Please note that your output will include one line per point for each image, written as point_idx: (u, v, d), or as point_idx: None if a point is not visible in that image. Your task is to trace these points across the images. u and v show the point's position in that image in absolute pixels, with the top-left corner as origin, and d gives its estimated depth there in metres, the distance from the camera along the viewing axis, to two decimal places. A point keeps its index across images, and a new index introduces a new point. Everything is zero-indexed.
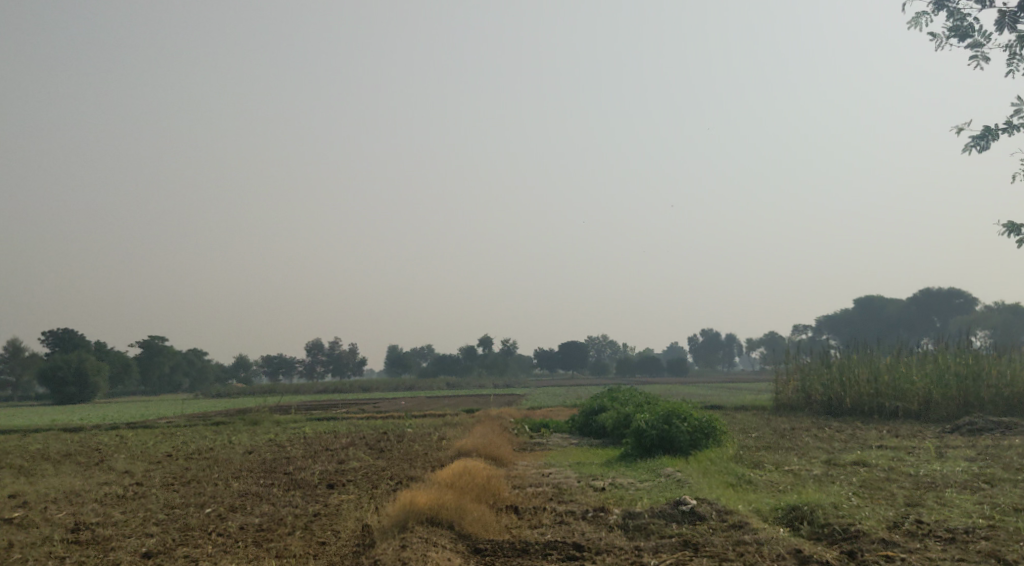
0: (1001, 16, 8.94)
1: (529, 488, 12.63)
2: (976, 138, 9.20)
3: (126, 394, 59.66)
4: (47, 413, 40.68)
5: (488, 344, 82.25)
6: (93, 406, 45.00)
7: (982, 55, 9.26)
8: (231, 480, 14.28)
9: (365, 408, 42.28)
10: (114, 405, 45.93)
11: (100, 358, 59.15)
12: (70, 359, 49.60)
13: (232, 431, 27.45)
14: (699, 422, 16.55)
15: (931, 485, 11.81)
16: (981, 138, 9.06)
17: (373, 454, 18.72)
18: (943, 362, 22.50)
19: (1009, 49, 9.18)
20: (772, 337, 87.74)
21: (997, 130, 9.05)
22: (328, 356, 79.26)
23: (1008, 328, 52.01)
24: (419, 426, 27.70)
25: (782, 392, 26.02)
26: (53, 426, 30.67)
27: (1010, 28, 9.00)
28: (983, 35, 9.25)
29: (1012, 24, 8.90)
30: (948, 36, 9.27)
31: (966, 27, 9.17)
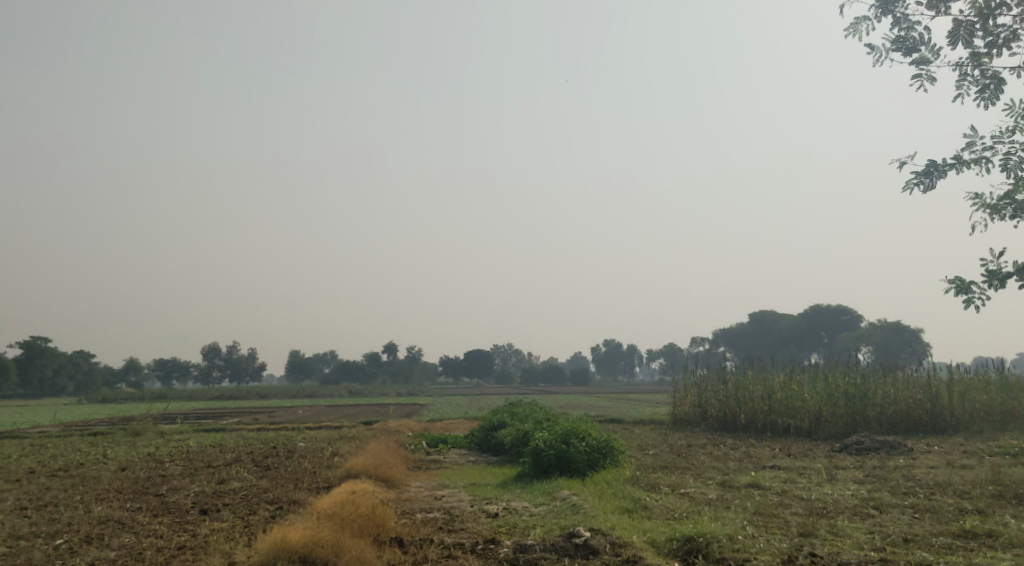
0: (955, 27, 8.91)
1: (418, 514, 11.97)
2: (919, 174, 9.09)
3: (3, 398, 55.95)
4: None
5: (393, 351, 81.02)
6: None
7: (927, 74, 9.19)
8: (94, 504, 13.13)
9: (260, 418, 40.59)
10: None
11: None
12: None
13: (110, 444, 25.68)
14: (597, 441, 16.27)
15: (824, 512, 11.72)
16: (926, 174, 8.95)
17: (258, 472, 17.71)
18: (833, 381, 22.89)
19: (958, 72, 9.17)
20: (671, 349, 89.19)
21: (942, 166, 8.94)
22: (225, 360, 76.48)
23: (890, 346, 54.07)
24: (311, 439, 26.59)
25: (679, 406, 26.09)
26: None
27: (961, 43, 9.00)
28: (931, 51, 9.16)
29: (964, 37, 8.88)
30: (893, 50, 9.16)
31: (912, 41, 9.07)
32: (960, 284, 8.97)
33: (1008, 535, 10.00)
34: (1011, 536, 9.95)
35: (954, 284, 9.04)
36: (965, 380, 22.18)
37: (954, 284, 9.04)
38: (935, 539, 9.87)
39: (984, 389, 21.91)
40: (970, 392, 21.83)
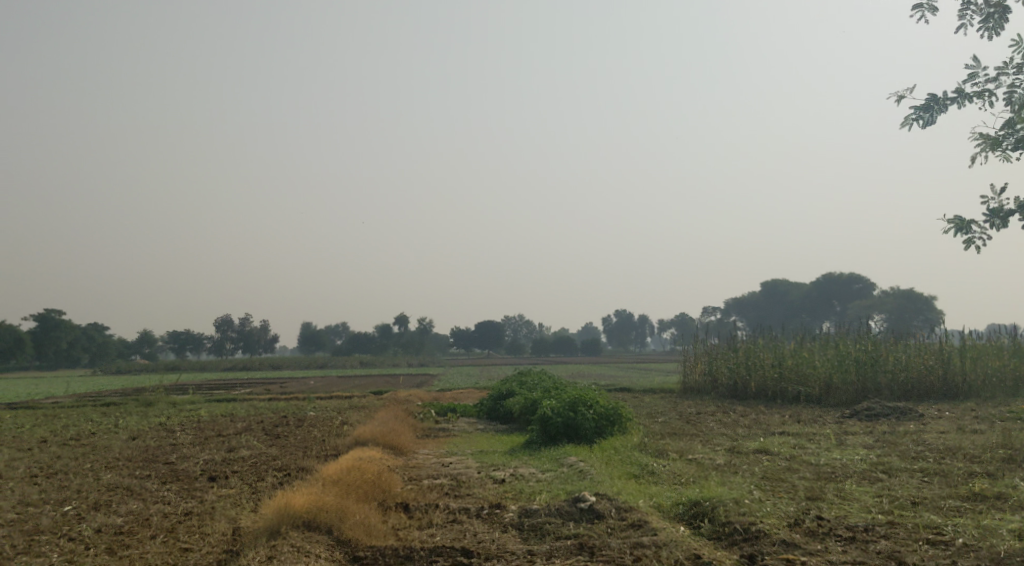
0: None
1: (424, 481, 11.97)
2: (918, 109, 8.90)
3: (19, 370, 56.35)
4: None
5: (404, 323, 81.20)
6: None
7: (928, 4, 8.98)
8: (104, 472, 13.23)
9: (272, 389, 40.77)
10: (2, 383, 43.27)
11: None
12: None
13: (123, 414, 25.87)
14: (605, 409, 16.25)
15: (832, 476, 11.67)
16: (925, 110, 8.77)
17: (267, 441, 17.78)
18: (844, 348, 22.76)
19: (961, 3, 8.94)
20: (682, 319, 89.01)
21: (943, 101, 8.76)
22: (237, 332, 76.82)
23: (902, 314, 53.78)
24: (323, 409, 26.69)
25: (689, 374, 26.03)
26: None
27: None
28: None
29: None
30: None
31: None
32: (959, 224, 8.81)
33: (1017, 497, 9.92)
34: (1020, 498, 9.87)
35: (953, 224, 8.86)
36: (977, 346, 22.01)
37: (952, 224, 8.87)
38: (943, 502, 9.80)
39: (996, 355, 21.75)
40: (982, 358, 21.68)
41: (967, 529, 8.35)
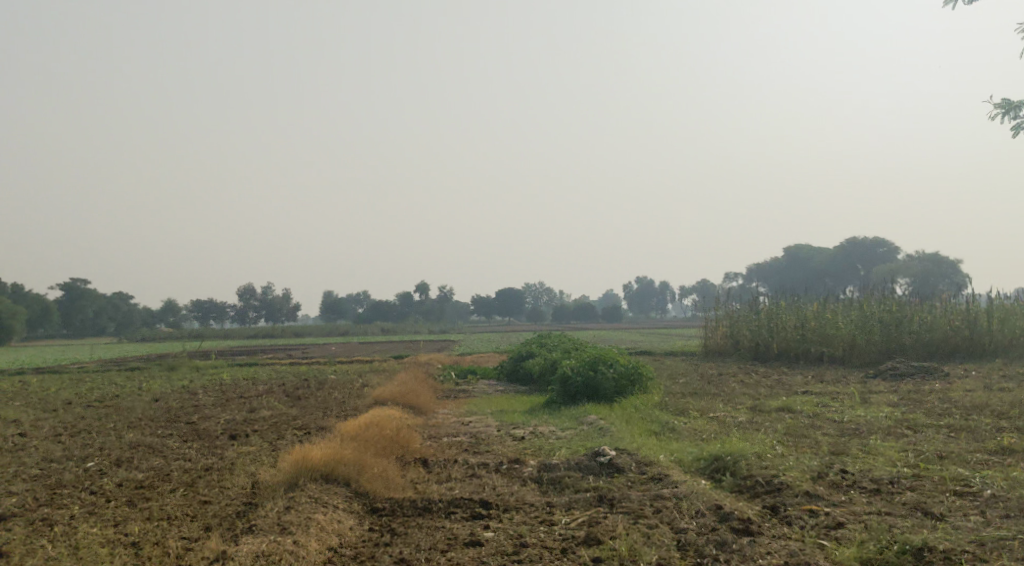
0: None
1: (444, 438, 11.93)
2: None
3: (47, 338, 57.03)
4: None
5: (425, 291, 81.36)
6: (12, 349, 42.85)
7: None
8: (126, 431, 13.32)
9: (294, 355, 41.01)
10: (28, 350, 43.79)
11: (17, 300, 56.29)
12: None
13: (147, 378, 26.11)
14: (626, 368, 16.16)
15: (855, 432, 11.53)
16: None
17: (288, 402, 17.85)
18: (868, 309, 22.49)
19: None
20: (704, 285, 88.51)
21: None
22: (260, 300, 77.30)
23: (927, 278, 53.14)
24: (344, 373, 26.78)
25: (710, 337, 25.84)
26: None
27: None
28: None
29: None
30: None
31: None
32: None
33: None
34: None
35: None
36: (1004, 305, 21.68)
37: None
38: (970, 456, 9.65)
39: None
40: (1010, 317, 21.35)
41: (995, 481, 8.20)
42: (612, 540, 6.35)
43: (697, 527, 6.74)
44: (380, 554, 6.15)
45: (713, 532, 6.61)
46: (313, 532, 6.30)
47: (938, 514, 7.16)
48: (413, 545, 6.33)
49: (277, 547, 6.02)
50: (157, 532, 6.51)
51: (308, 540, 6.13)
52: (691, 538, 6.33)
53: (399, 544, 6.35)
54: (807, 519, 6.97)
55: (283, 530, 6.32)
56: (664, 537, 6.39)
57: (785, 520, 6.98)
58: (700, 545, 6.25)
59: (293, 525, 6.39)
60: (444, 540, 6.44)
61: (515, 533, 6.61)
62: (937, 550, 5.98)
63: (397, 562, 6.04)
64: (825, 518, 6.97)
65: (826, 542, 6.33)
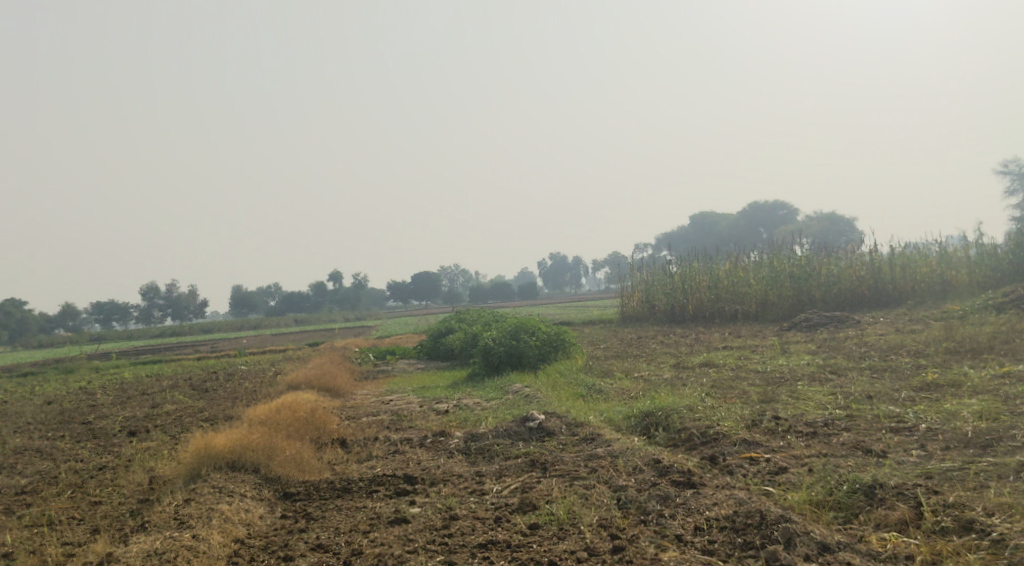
0: None
1: (362, 417, 11.28)
2: None
3: None
4: None
5: (337, 278, 79.73)
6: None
7: None
8: (13, 437, 12.27)
9: (203, 349, 39.41)
10: None
11: None
12: None
13: (42, 382, 24.54)
14: (547, 335, 15.75)
15: (782, 380, 11.36)
16: None
17: (194, 395, 16.87)
18: (779, 265, 22.65)
19: None
20: (616, 258, 88.79)
21: None
22: (166, 298, 74.41)
23: (827, 235, 54.59)
24: (254, 362, 25.71)
25: (627, 303, 25.66)
26: None
27: None
28: None
29: None
30: None
31: None
32: None
33: (970, 383, 9.72)
34: (973, 384, 9.66)
35: None
36: (905, 253, 22.13)
37: None
38: (898, 394, 9.55)
39: (923, 258, 21.91)
40: (911, 263, 21.78)
41: (929, 415, 8.06)
42: (548, 505, 5.87)
43: (637, 484, 6.32)
44: (294, 542, 5.51)
45: (654, 488, 6.21)
46: (216, 524, 5.61)
47: (879, 451, 6.93)
48: (332, 529, 5.70)
49: (173, 544, 5.32)
50: (35, 540, 5.73)
51: (209, 533, 5.45)
52: (632, 495, 5.89)
53: (315, 529, 5.72)
54: (749, 467, 6.63)
55: (180, 525, 5.61)
56: (603, 497, 5.94)
57: (726, 470, 6.64)
58: (642, 502, 5.82)
59: (192, 518, 5.68)
60: (366, 521, 5.85)
61: (443, 507, 6.04)
62: (888, 486, 5.69)
63: (313, 548, 5.41)
64: (767, 464, 6.65)
65: (772, 488, 5.98)
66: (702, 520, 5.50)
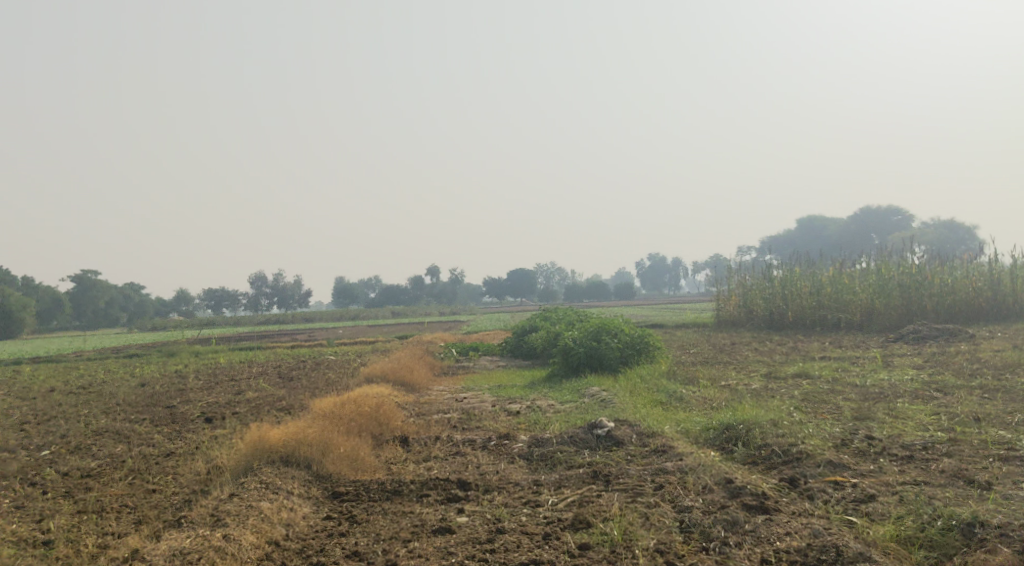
0: None
1: (432, 415, 11.03)
2: None
3: (62, 330, 56.60)
4: None
5: (434, 272, 80.66)
6: (19, 335, 41.95)
7: None
8: (100, 418, 12.58)
9: (300, 338, 40.26)
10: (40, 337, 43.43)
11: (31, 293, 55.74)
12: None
13: (144, 363, 25.47)
14: (631, 337, 15.17)
15: (881, 396, 10.53)
16: None
17: (278, 383, 17.05)
18: (887, 272, 21.37)
19: None
20: (717, 260, 86.80)
21: None
22: (272, 287, 76.83)
23: (945, 243, 51.67)
24: (343, 353, 25.98)
25: (722, 307, 24.73)
26: None
27: None
28: None
29: None
30: None
31: None
32: None
33: None
34: None
35: None
36: None
37: None
38: (1011, 418, 8.65)
39: None
40: None
41: None
42: (603, 523, 5.42)
43: (704, 506, 5.80)
44: (330, 548, 5.26)
45: (722, 511, 5.69)
46: (253, 525, 5.39)
47: (983, 482, 6.21)
48: (372, 534, 5.43)
49: (202, 544, 5.14)
50: (77, 529, 5.66)
51: (243, 533, 5.25)
52: (696, 517, 5.40)
53: (356, 534, 5.45)
54: (832, 492, 6.02)
55: (217, 522, 5.43)
56: (664, 517, 5.46)
57: (806, 495, 6.05)
58: (707, 526, 5.31)
59: (229, 516, 5.50)
60: (409, 528, 5.54)
61: (491, 517, 5.68)
62: (989, 526, 5.03)
63: (349, 556, 5.15)
64: (852, 491, 6.02)
65: (855, 518, 5.38)
66: (770, 552, 4.98)
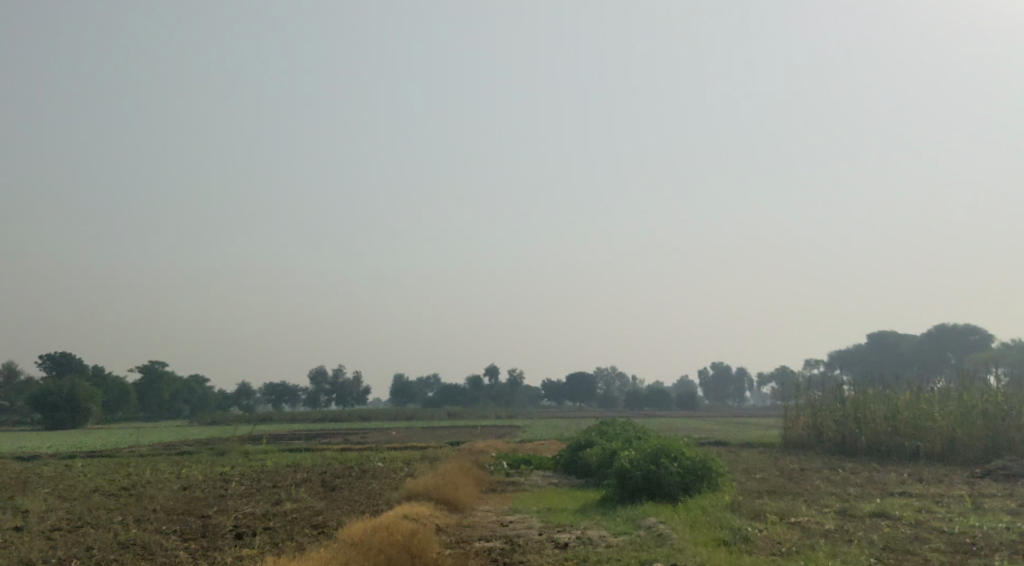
0: None
1: (475, 542, 10.27)
2: None
3: (125, 420, 57.06)
4: (31, 433, 38.31)
5: (493, 374, 79.98)
6: (84, 425, 42.28)
7: None
8: (130, 527, 12.08)
9: (354, 439, 39.69)
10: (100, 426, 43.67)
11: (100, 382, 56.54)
12: (61, 383, 41.92)
13: (193, 462, 25.12)
14: (692, 462, 14.23)
15: (973, 548, 9.43)
16: None
17: (321, 493, 16.39)
18: (969, 399, 20.01)
19: None
20: (783, 373, 84.30)
21: None
22: (332, 384, 76.88)
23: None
24: (393, 459, 25.24)
25: (790, 428, 23.42)
26: (21, 454, 28.62)
27: None
28: None
29: None
30: None
31: None
32: None
33: None
34: None
35: None
36: None
37: None
38: None
39: None
40: None
41: None
42: None
43: None
44: None
45: None
46: None
47: None
48: None
49: None
50: None
51: None
52: None
53: None
54: None
55: None
56: None
57: None
58: None
59: None
60: None
61: None
62: None
63: None
64: None
65: None
66: None
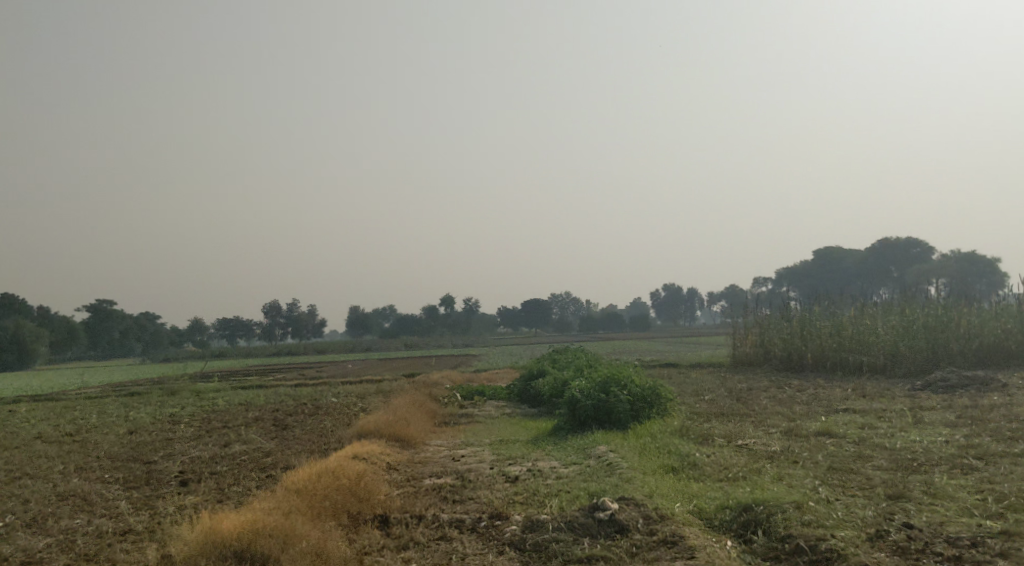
0: None
1: (425, 480, 10.18)
2: None
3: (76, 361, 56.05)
4: None
5: (449, 302, 79.95)
6: (32, 365, 41.49)
7: None
8: (71, 477, 11.76)
9: (309, 373, 39.41)
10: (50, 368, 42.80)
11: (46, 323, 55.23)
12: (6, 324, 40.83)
13: (143, 403, 24.70)
14: (642, 389, 14.27)
15: (914, 465, 9.57)
16: None
17: (271, 433, 16.16)
18: (910, 312, 20.34)
19: None
20: (733, 291, 85.45)
21: None
22: (286, 317, 76.16)
23: (966, 275, 50.18)
24: (347, 393, 25.07)
25: (739, 347, 23.68)
26: None
27: None
28: None
29: None
30: None
31: None
32: None
33: None
34: None
35: None
36: None
37: None
38: None
39: None
40: None
41: None
42: None
43: None
44: None
45: None
46: None
47: None
48: None
49: None
50: None
51: None
52: None
53: None
54: None
55: None
56: None
57: None
58: None
59: None
60: None
61: None
62: None
63: None
64: None
65: None
66: None
